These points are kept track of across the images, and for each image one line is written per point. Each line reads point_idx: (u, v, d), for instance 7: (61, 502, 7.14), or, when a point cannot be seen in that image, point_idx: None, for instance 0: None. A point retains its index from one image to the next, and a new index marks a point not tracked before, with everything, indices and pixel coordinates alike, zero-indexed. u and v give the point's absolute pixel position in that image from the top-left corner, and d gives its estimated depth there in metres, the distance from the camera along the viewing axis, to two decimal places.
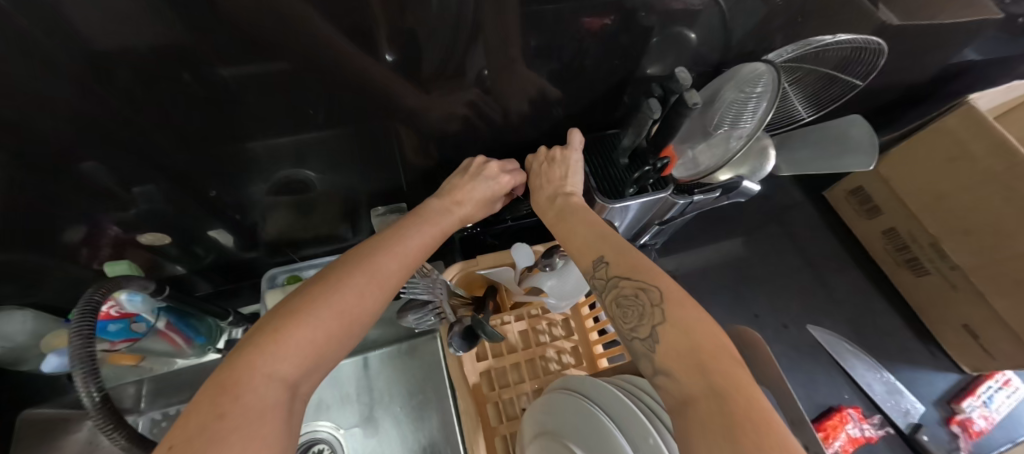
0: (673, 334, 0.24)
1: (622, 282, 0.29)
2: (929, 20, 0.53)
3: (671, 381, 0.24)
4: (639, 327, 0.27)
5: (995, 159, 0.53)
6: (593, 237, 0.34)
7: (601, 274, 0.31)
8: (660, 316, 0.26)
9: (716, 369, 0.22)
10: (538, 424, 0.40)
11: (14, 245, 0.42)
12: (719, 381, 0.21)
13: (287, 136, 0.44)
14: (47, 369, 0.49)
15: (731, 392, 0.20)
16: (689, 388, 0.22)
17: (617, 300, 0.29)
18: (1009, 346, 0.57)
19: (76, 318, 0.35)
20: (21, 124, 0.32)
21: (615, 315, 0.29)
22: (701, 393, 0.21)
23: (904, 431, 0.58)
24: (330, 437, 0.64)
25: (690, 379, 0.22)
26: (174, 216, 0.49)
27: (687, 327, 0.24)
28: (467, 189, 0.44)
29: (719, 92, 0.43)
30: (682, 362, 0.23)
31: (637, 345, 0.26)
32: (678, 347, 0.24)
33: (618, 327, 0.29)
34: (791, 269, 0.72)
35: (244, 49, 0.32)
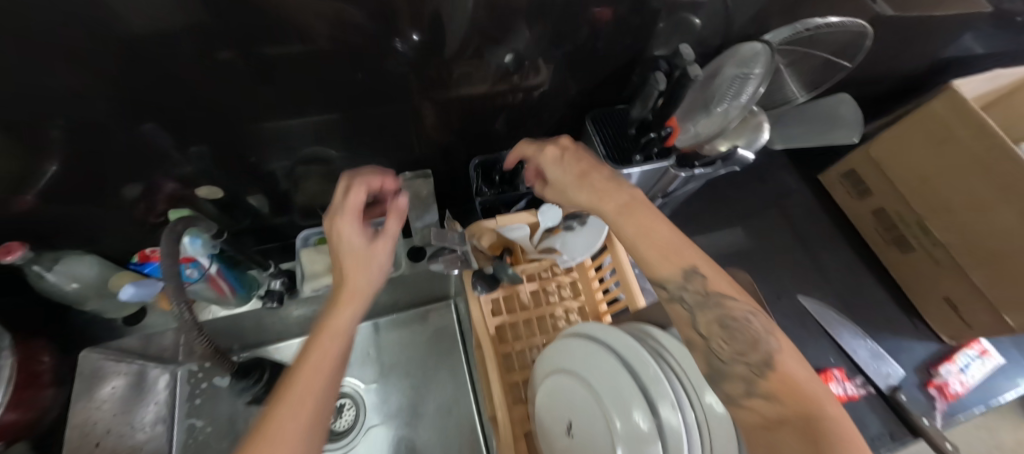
0: (787, 363, 0.31)
1: (728, 304, 0.34)
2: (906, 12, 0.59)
3: (772, 405, 0.29)
4: (746, 354, 0.32)
5: (977, 141, 0.57)
6: (678, 241, 0.38)
7: (692, 286, 0.35)
8: (773, 343, 0.32)
9: (822, 402, 0.28)
10: (555, 362, 0.46)
11: (85, 195, 0.47)
12: (824, 410, 0.27)
13: (318, 112, 0.49)
14: (125, 298, 0.47)
15: (833, 421, 0.26)
16: (788, 412, 0.28)
17: (722, 322, 0.34)
18: (986, 317, 0.62)
19: (163, 244, 0.39)
20: (99, 85, 0.37)
21: (712, 334, 0.34)
22: (797, 416, 0.27)
23: (884, 392, 0.62)
24: (352, 393, 0.71)
25: (791, 403, 0.28)
26: (220, 179, 0.54)
27: (788, 360, 0.31)
28: (343, 229, 0.40)
29: (721, 68, 0.47)
30: (790, 392, 0.29)
31: (738, 367, 0.31)
32: (790, 373, 0.30)
33: (715, 347, 0.33)
34: (784, 246, 0.77)
35: (292, 29, 0.37)
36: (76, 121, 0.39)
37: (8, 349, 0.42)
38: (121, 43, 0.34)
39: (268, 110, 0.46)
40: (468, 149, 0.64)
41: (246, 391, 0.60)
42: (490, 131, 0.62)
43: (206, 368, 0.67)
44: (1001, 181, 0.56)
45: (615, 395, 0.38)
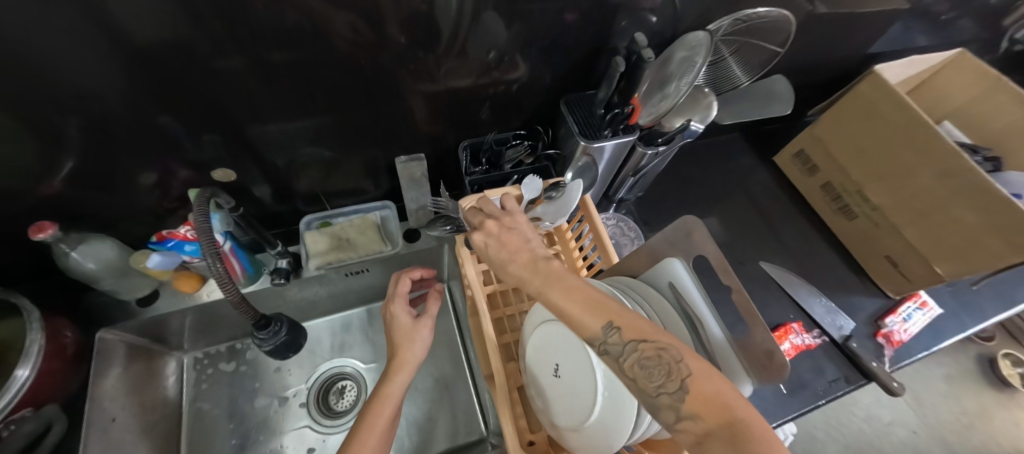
0: (700, 382, 0.28)
1: (642, 345, 0.31)
2: (830, 9, 0.69)
3: (694, 423, 0.28)
4: (665, 385, 0.30)
5: (899, 114, 0.67)
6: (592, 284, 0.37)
7: (612, 340, 0.32)
8: (686, 370, 0.29)
9: (734, 408, 0.27)
10: (545, 314, 0.51)
11: (107, 180, 0.53)
12: (737, 415, 0.27)
13: (311, 115, 0.56)
14: (152, 265, 0.51)
15: (748, 423, 0.26)
16: (713, 426, 0.27)
17: (638, 363, 0.31)
18: (921, 269, 0.70)
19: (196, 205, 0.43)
20: (124, 78, 0.43)
21: (636, 376, 0.31)
22: (725, 433, 0.26)
23: (838, 341, 0.70)
24: (354, 374, 0.75)
25: (712, 417, 0.27)
26: (228, 169, 0.60)
27: (702, 377, 0.29)
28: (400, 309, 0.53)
29: (672, 54, 0.55)
30: (707, 405, 0.28)
31: (664, 399, 0.30)
32: (706, 391, 0.28)
33: (643, 386, 0.31)
34: (745, 220, 0.86)
35: (290, 37, 0.44)
36: (103, 109, 0.45)
37: (37, 323, 0.46)
38: (147, 39, 0.40)
39: (274, 102, 0.52)
40: (457, 139, 0.71)
41: (267, 343, 0.57)
42: (477, 121, 0.68)
43: (212, 354, 0.72)
44: (927, 159, 0.64)
45: None
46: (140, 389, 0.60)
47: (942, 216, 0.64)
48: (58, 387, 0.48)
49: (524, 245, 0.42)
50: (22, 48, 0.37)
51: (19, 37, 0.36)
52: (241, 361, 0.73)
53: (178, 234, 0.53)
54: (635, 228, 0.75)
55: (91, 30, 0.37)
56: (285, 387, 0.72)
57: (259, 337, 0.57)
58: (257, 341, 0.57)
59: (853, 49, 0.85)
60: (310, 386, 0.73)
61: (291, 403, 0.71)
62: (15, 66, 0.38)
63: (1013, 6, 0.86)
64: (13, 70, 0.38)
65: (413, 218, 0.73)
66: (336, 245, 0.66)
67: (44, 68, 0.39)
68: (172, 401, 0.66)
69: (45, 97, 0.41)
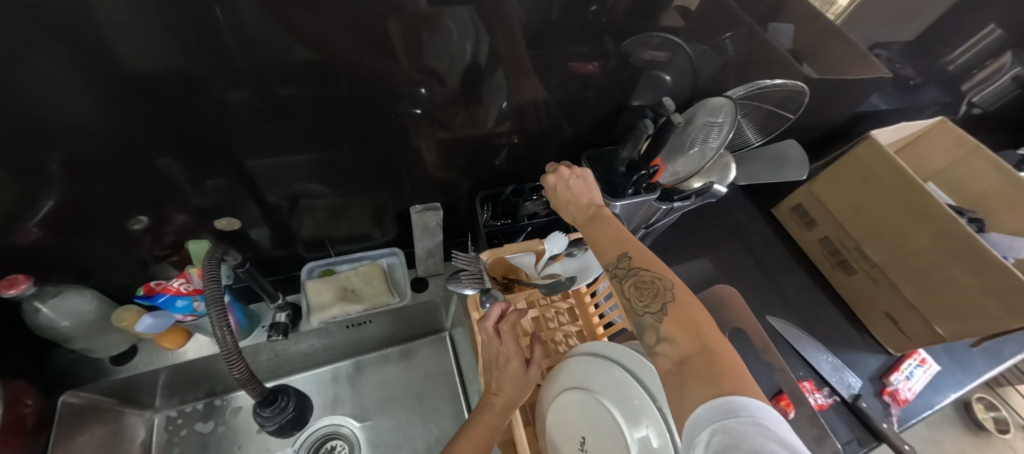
0: (681, 310, 0.35)
1: (642, 270, 0.39)
2: (824, 76, 0.74)
3: (674, 348, 0.34)
4: (651, 303, 0.37)
5: (894, 177, 0.70)
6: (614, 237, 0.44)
7: (621, 263, 0.41)
8: (671, 296, 0.36)
9: (707, 336, 0.33)
10: (571, 379, 0.49)
11: (93, 225, 0.49)
12: (713, 344, 0.32)
13: (321, 158, 0.54)
14: (140, 329, 0.48)
15: (722, 353, 0.31)
16: (687, 350, 0.32)
17: (636, 283, 0.38)
18: (920, 327, 0.72)
19: (206, 281, 0.40)
20: (127, 118, 0.40)
21: (631, 294, 0.38)
22: (691, 355, 0.32)
23: (847, 400, 0.69)
24: (345, 434, 0.69)
25: (687, 341, 0.33)
26: (228, 212, 0.56)
27: (685, 307, 0.35)
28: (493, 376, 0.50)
29: (693, 117, 0.56)
30: (681, 330, 0.34)
31: (647, 317, 0.37)
32: (682, 318, 0.34)
33: (631, 304, 0.38)
34: (747, 271, 0.87)
35: (312, 75, 0.43)
36: (99, 150, 0.42)
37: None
38: (159, 78, 0.38)
39: (283, 143, 0.50)
40: (470, 185, 0.69)
41: (272, 422, 0.55)
42: (492, 169, 0.67)
43: (187, 412, 0.66)
44: (923, 221, 0.67)
45: (626, 404, 0.42)
46: None
47: (942, 275, 0.66)
48: None
49: (582, 191, 0.50)
50: (22, 82, 0.34)
51: (21, 75, 0.33)
52: (220, 420, 0.67)
53: (168, 287, 0.50)
54: None
55: (101, 63, 0.35)
56: (267, 451, 0.65)
57: (264, 415, 0.54)
58: (260, 420, 0.54)
59: (840, 113, 0.91)
60: (296, 449, 0.66)
61: None
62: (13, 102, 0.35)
63: (973, 74, 0.92)
64: (9, 106, 0.35)
65: (421, 266, 0.70)
66: (341, 296, 0.63)
67: (44, 103, 0.36)
68: None
69: (38, 135, 0.38)
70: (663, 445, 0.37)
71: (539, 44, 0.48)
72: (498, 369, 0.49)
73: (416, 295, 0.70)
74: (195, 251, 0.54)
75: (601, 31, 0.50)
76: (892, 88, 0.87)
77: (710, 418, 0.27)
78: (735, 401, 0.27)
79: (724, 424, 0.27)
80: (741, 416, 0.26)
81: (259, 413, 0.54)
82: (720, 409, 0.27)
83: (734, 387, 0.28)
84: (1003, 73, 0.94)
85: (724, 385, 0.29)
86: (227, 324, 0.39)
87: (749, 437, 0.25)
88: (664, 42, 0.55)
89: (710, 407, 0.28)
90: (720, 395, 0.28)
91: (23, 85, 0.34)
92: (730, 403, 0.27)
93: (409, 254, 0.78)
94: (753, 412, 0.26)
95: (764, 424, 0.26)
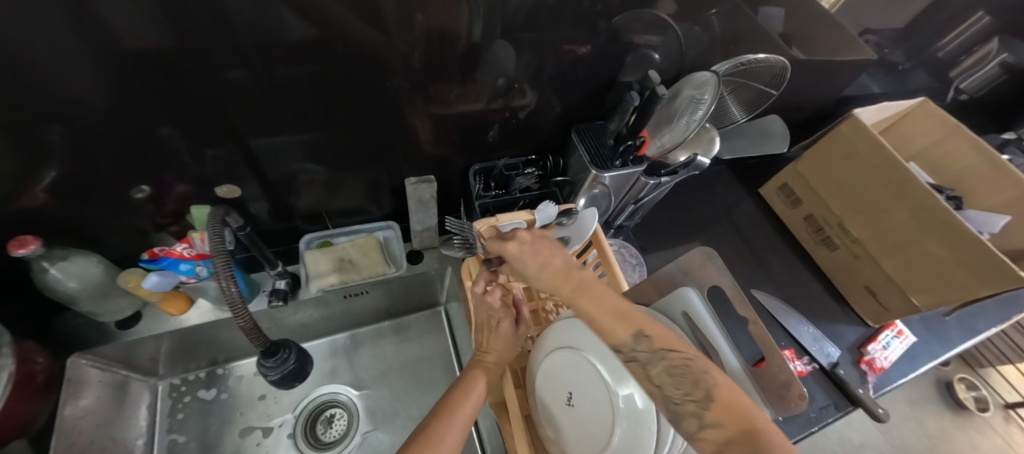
0: (726, 394, 0.33)
1: (672, 354, 0.36)
2: (811, 56, 0.76)
3: (716, 431, 0.33)
4: (691, 393, 0.34)
5: (875, 155, 0.72)
6: (613, 314, 0.40)
7: (642, 346, 0.37)
8: (711, 378, 0.34)
9: (754, 426, 0.31)
10: (559, 340, 0.51)
11: (95, 193, 0.50)
12: (757, 424, 0.31)
13: (318, 133, 0.55)
14: (148, 285, 0.51)
15: (770, 434, 0.31)
16: (733, 433, 0.32)
17: (667, 369, 0.36)
18: (897, 299, 0.75)
19: (213, 239, 0.42)
20: (127, 89, 0.41)
21: (664, 383, 0.36)
22: (742, 437, 0.31)
23: (826, 367, 0.73)
24: (344, 402, 0.71)
25: (733, 426, 0.32)
26: (226, 183, 0.57)
27: (726, 390, 0.33)
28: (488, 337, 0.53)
29: (679, 90, 0.58)
30: (729, 414, 0.32)
31: (687, 405, 0.34)
32: (728, 401, 0.33)
33: (669, 393, 0.36)
34: (734, 248, 0.90)
35: (309, 52, 0.44)
36: (100, 120, 0.43)
37: (7, 347, 0.44)
38: (158, 51, 0.39)
39: (280, 119, 0.51)
40: (463, 161, 0.71)
41: (274, 372, 0.57)
42: (485, 145, 0.69)
43: (190, 380, 0.68)
44: (901, 198, 0.69)
45: (609, 359, 0.44)
46: (107, 421, 0.56)
47: (916, 250, 0.69)
48: (29, 418, 0.46)
49: (558, 257, 0.45)
50: (27, 54, 0.35)
51: (25, 43, 0.34)
52: (222, 387, 0.69)
53: (172, 251, 0.52)
54: (636, 254, 0.77)
55: (103, 36, 0.36)
56: (269, 417, 0.68)
57: (267, 364, 0.57)
58: (262, 370, 0.56)
59: (828, 94, 0.92)
60: (297, 415, 0.68)
61: (275, 434, 0.66)
62: (18, 71, 0.36)
63: (960, 61, 0.94)
64: (14, 76, 0.36)
65: (417, 239, 0.73)
66: (338, 267, 0.65)
67: (48, 75, 0.37)
68: (142, 433, 0.61)
69: (42, 105, 0.39)
70: (646, 402, 0.40)
71: (531, 21, 0.50)
72: (490, 330, 0.53)
73: (412, 267, 0.72)
74: (199, 216, 0.57)
75: (591, 9, 0.51)
76: (878, 70, 0.89)
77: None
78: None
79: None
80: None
81: (262, 362, 0.56)
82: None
83: None
84: (990, 61, 0.96)
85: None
86: (234, 279, 0.42)
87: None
88: (652, 20, 0.56)
89: None
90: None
91: (29, 56, 0.35)
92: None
93: (406, 230, 0.80)
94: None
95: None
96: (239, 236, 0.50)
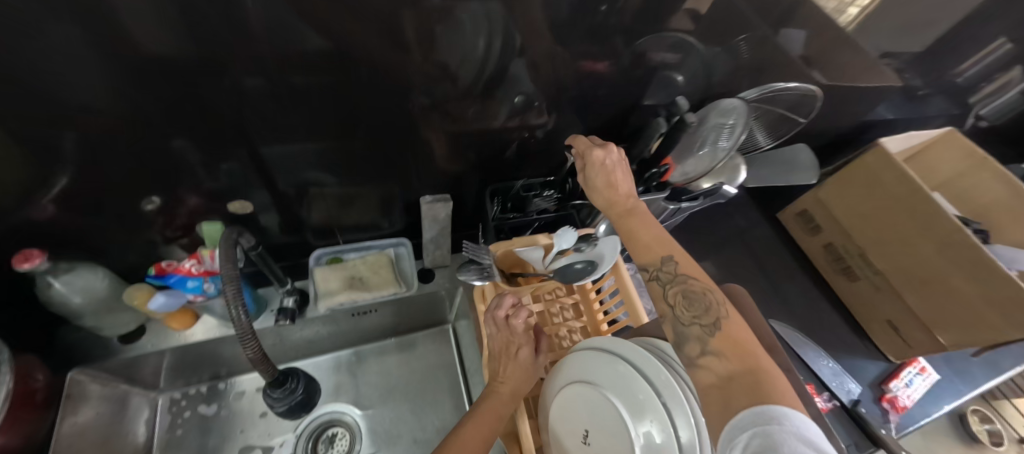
0: (733, 330, 0.36)
1: (691, 282, 0.40)
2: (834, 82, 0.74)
3: (716, 358, 0.35)
4: (701, 317, 0.38)
5: (901, 185, 0.70)
6: (653, 239, 0.44)
7: (667, 268, 0.42)
8: (722, 313, 0.38)
9: (758, 357, 0.34)
10: (575, 373, 0.49)
11: (105, 204, 0.49)
12: (762, 364, 0.33)
13: (332, 146, 0.54)
14: (153, 307, 0.51)
15: (771, 371, 0.32)
16: (734, 367, 0.34)
17: (683, 293, 0.40)
18: (921, 334, 0.72)
19: (222, 263, 0.40)
20: (143, 98, 0.40)
21: (677, 303, 0.40)
22: (742, 370, 0.33)
23: (847, 405, 0.70)
24: (346, 422, 0.69)
25: (735, 358, 0.34)
26: (237, 196, 0.56)
27: (735, 326, 0.37)
28: (502, 367, 0.50)
29: (705, 117, 0.56)
30: (731, 345, 0.35)
31: (694, 329, 0.38)
32: (734, 336, 0.36)
33: (679, 314, 0.40)
34: (749, 275, 0.88)
35: (330, 63, 0.43)
36: (114, 130, 0.42)
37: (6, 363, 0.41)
38: (177, 61, 0.38)
39: (295, 131, 0.50)
40: (477, 178, 0.69)
41: (280, 403, 0.56)
42: (501, 163, 0.68)
43: (191, 395, 0.66)
44: (927, 229, 0.67)
45: (628, 396, 0.42)
46: (105, 437, 0.54)
47: (943, 284, 0.66)
48: (31, 433, 0.44)
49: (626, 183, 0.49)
50: (44, 60, 0.34)
51: (42, 51, 0.33)
52: (223, 403, 0.67)
53: (180, 267, 0.51)
54: None
55: (121, 45, 0.35)
56: (270, 435, 0.66)
57: (274, 397, 0.56)
58: (269, 401, 0.55)
59: (848, 120, 0.91)
60: (298, 435, 0.66)
61: None
62: (32, 78, 0.35)
63: (983, 87, 0.92)
64: (28, 83, 0.35)
65: (428, 257, 0.71)
66: (348, 284, 0.63)
67: (63, 83, 0.36)
68: (140, 448, 0.60)
69: (55, 113, 0.38)
70: (666, 440, 0.37)
71: (554, 40, 0.49)
72: (507, 358, 0.50)
73: (422, 285, 0.71)
74: (209, 233, 0.54)
75: (617, 28, 0.50)
76: (900, 97, 0.88)
77: (752, 424, 0.29)
78: (779, 410, 0.29)
79: (765, 429, 0.28)
80: (783, 425, 0.28)
81: (269, 394, 0.55)
82: (764, 416, 0.29)
83: (783, 402, 0.29)
84: (1013, 88, 0.94)
85: (771, 398, 0.30)
86: (242, 303, 0.40)
87: (786, 441, 0.27)
88: (677, 42, 0.55)
89: (755, 414, 0.29)
90: (764, 404, 0.29)
91: (46, 63, 0.34)
92: (774, 411, 0.29)
93: (416, 245, 0.78)
94: (797, 425, 0.27)
95: (805, 434, 0.27)
96: (251, 254, 0.49)
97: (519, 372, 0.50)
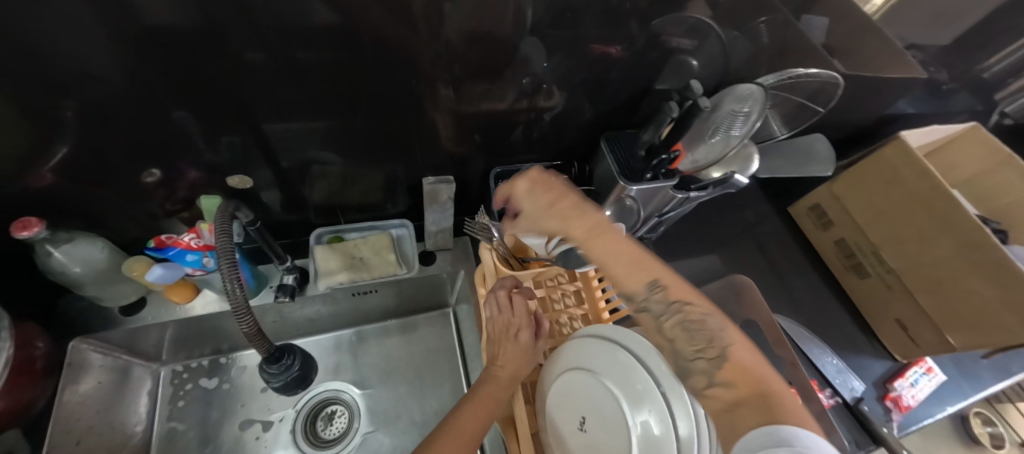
0: (738, 356, 0.36)
1: (688, 309, 0.39)
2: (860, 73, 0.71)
3: (728, 390, 0.35)
4: (703, 349, 0.37)
5: (921, 183, 0.67)
6: (632, 262, 0.42)
7: (657, 297, 0.40)
8: (726, 341, 0.37)
9: (762, 382, 0.35)
10: (572, 360, 0.48)
11: (103, 175, 0.48)
12: (770, 389, 0.35)
13: (332, 122, 0.52)
14: (149, 277, 0.50)
15: (780, 397, 0.34)
16: (744, 395, 0.34)
17: (682, 324, 0.39)
18: (930, 336, 0.71)
19: (219, 241, 0.40)
20: (139, 68, 0.39)
21: (676, 336, 0.39)
22: (751, 398, 0.34)
23: (849, 402, 0.69)
24: (344, 400, 0.70)
25: (744, 389, 0.35)
26: (237, 171, 0.55)
27: (737, 352, 0.37)
28: (501, 352, 0.50)
29: (721, 102, 0.54)
30: (740, 376, 0.35)
31: (699, 362, 0.37)
32: (740, 364, 0.36)
33: (680, 348, 0.38)
34: (756, 268, 0.86)
35: (332, 38, 0.41)
36: (111, 100, 0.41)
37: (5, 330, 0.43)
38: (174, 31, 0.37)
39: (293, 107, 0.49)
40: (482, 161, 0.68)
41: (278, 378, 0.57)
42: (507, 147, 0.66)
43: (193, 368, 0.67)
44: (944, 229, 0.65)
45: (626, 385, 0.41)
46: (105, 407, 0.55)
47: (957, 285, 0.65)
48: (27, 402, 0.45)
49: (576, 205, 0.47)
50: (37, 25, 0.33)
51: (34, 13, 0.32)
52: (224, 377, 0.68)
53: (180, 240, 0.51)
54: None
55: (116, 11, 0.34)
56: (269, 410, 0.66)
57: (270, 371, 0.56)
58: (267, 376, 0.56)
59: (871, 114, 0.87)
60: (298, 411, 0.67)
61: (276, 428, 0.65)
62: (28, 43, 0.34)
63: (1013, 82, 0.88)
64: (25, 48, 0.34)
65: (430, 240, 0.70)
66: (348, 265, 0.63)
67: (56, 49, 0.35)
68: (142, 418, 0.61)
69: (52, 81, 0.38)
70: (664, 431, 0.36)
71: (565, 21, 0.47)
72: (506, 341, 0.50)
73: (423, 268, 0.71)
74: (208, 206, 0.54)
75: (632, 10, 0.48)
76: (924, 89, 0.84)
77: (761, 443, 0.30)
78: (785, 432, 0.30)
79: (774, 449, 0.29)
80: (793, 445, 0.29)
81: (265, 368, 0.56)
82: (771, 437, 0.30)
83: (795, 424, 0.31)
84: None
85: (783, 420, 0.31)
86: (238, 279, 0.40)
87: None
88: (695, 25, 0.53)
89: (763, 435, 0.31)
90: (774, 426, 0.31)
91: (38, 28, 0.33)
92: (782, 434, 0.30)
93: (419, 228, 0.78)
94: (802, 442, 0.29)
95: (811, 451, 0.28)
96: (251, 229, 0.49)
97: (517, 358, 0.49)
